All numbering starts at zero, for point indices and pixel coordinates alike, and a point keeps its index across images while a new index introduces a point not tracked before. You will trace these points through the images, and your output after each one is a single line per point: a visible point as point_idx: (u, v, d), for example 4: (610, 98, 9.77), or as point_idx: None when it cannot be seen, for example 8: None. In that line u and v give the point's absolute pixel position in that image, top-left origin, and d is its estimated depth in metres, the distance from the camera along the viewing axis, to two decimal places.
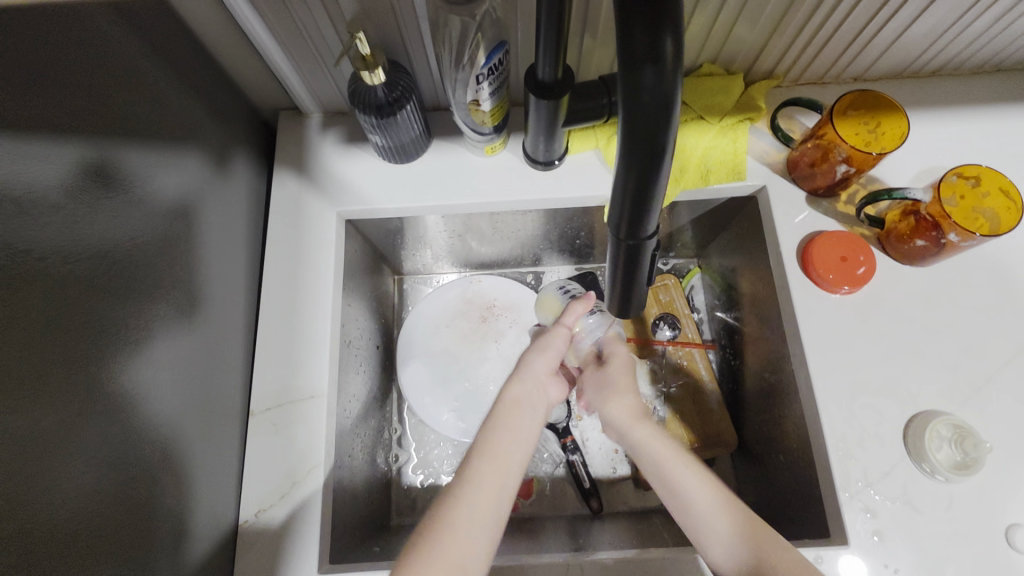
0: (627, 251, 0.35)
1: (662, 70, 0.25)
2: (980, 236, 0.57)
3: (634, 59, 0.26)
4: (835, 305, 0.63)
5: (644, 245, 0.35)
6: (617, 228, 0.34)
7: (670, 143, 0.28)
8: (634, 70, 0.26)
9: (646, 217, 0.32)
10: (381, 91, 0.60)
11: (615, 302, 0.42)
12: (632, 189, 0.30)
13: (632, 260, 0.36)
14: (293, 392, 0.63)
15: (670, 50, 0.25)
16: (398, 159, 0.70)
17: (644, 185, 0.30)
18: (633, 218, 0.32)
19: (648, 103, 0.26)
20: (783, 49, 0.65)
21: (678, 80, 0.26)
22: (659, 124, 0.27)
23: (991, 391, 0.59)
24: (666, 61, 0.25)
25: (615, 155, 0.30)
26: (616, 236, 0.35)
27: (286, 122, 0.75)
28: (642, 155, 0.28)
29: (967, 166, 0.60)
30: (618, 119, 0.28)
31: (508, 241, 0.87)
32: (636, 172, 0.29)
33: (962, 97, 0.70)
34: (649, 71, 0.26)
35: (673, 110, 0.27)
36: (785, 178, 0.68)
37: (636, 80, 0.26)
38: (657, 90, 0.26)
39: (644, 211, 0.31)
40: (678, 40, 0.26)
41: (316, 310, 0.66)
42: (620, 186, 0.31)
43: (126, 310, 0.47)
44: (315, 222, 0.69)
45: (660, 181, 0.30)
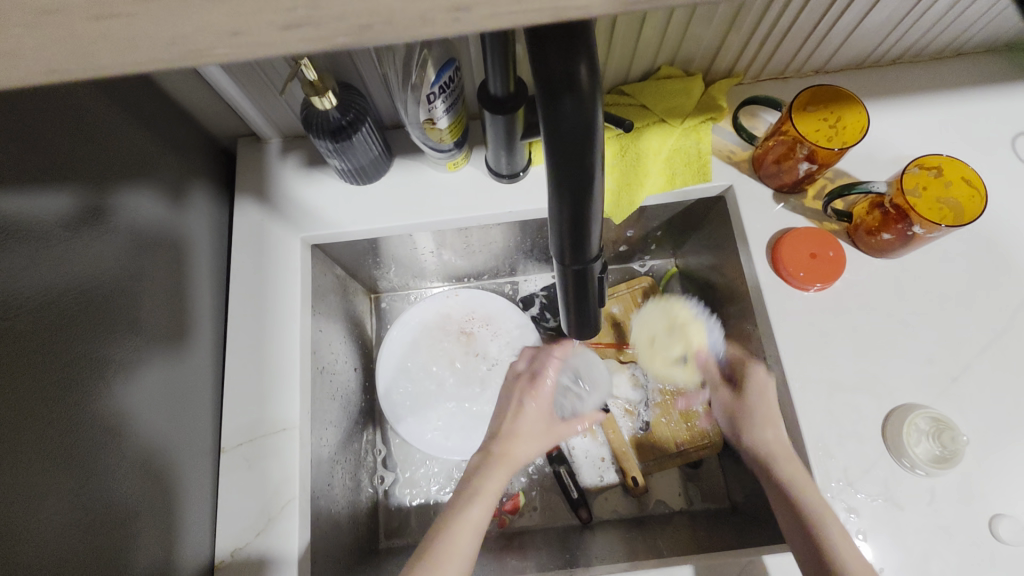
0: (575, 276, 0.34)
1: (580, 98, 0.25)
2: (945, 226, 0.56)
3: (552, 89, 0.25)
4: (808, 302, 0.62)
5: (590, 269, 0.34)
6: (561, 255, 0.33)
7: (598, 167, 0.28)
8: (554, 101, 0.25)
9: (587, 241, 0.31)
10: (335, 114, 0.59)
11: (572, 325, 0.41)
12: (568, 216, 0.29)
13: (581, 284, 0.35)
14: (264, 425, 0.62)
15: (587, 78, 0.24)
16: (360, 181, 0.69)
17: (580, 211, 0.29)
18: (574, 242, 0.31)
19: (571, 131, 0.26)
20: (740, 46, 0.64)
21: (599, 105, 0.25)
22: (585, 150, 0.26)
23: (968, 381, 0.58)
24: (585, 89, 0.24)
25: (548, 184, 0.29)
26: (561, 263, 0.34)
27: (245, 148, 0.73)
28: (573, 185, 0.27)
29: (928, 157, 0.59)
30: (545, 149, 0.27)
31: (482, 253, 0.86)
32: (569, 199, 0.28)
33: (924, 84, 0.70)
34: (568, 101, 0.25)
35: (596, 134, 0.26)
36: (752, 176, 0.68)
37: (556, 110, 0.25)
38: (578, 120, 0.25)
39: (584, 236, 0.31)
40: (594, 65, 0.25)
41: (284, 340, 0.65)
42: (556, 215, 0.30)
43: (87, 352, 0.47)
44: (279, 250, 0.68)
45: (594, 206, 0.29)
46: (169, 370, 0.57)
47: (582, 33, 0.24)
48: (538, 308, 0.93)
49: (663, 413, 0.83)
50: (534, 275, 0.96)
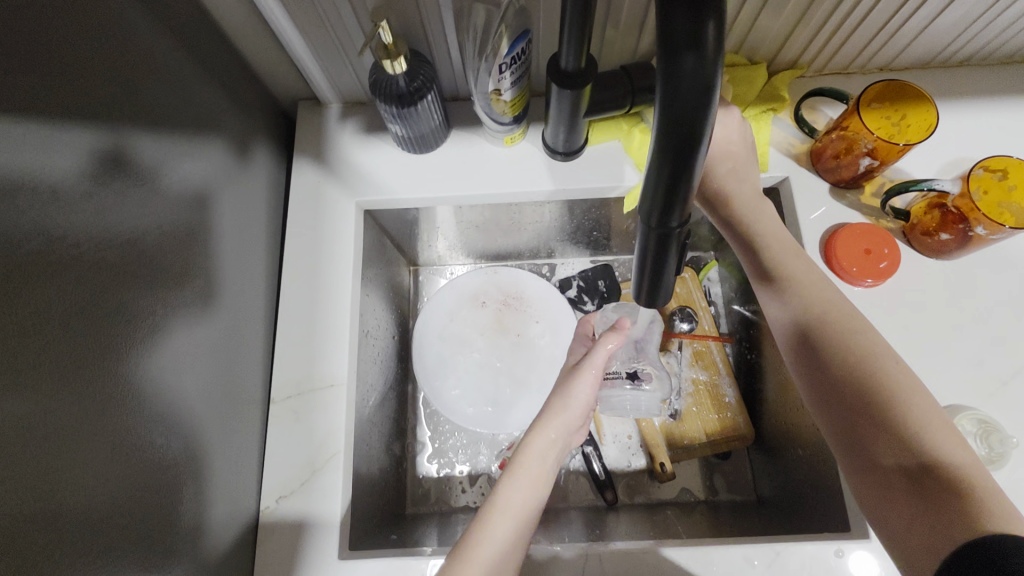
0: (658, 240, 0.35)
1: (703, 55, 0.25)
2: (1009, 228, 0.56)
3: (677, 43, 0.26)
4: (858, 298, 0.62)
5: (675, 235, 0.34)
6: (648, 217, 0.33)
7: (708, 129, 0.28)
8: (676, 56, 0.26)
9: (680, 205, 0.32)
10: (402, 80, 0.60)
11: (642, 293, 0.41)
12: (667, 176, 0.30)
13: (662, 250, 0.36)
14: (313, 381, 0.63)
15: (713, 36, 0.25)
16: (417, 150, 0.70)
17: (680, 174, 0.29)
18: (667, 205, 0.32)
19: (688, 88, 0.26)
20: (808, 38, 0.64)
21: (720, 65, 0.26)
22: (699, 108, 0.27)
23: (1017, 387, 0.58)
24: (710, 47, 0.25)
25: (652, 142, 0.29)
26: (646, 225, 0.34)
27: (304, 111, 0.75)
28: (680, 143, 0.28)
29: (995, 159, 0.58)
30: (655, 105, 0.28)
31: (524, 232, 0.87)
32: (673, 159, 0.29)
33: (992, 88, 0.69)
34: (690, 57, 0.26)
35: (714, 94, 0.26)
36: (809, 170, 0.67)
37: (677, 66, 0.26)
38: (697, 77, 0.26)
39: (679, 199, 0.31)
40: (721, 24, 0.26)
41: (334, 300, 0.66)
42: (652, 175, 0.31)
43: (151, 298, 0.48)
44: (334, 212, 0.69)
45: (696, 168, 0.29)
46: (220, 324, 0.58)
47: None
48: (576, 291, 0.93)
49: (694, 403, 0.83)
50: (572, 259, 0.97)
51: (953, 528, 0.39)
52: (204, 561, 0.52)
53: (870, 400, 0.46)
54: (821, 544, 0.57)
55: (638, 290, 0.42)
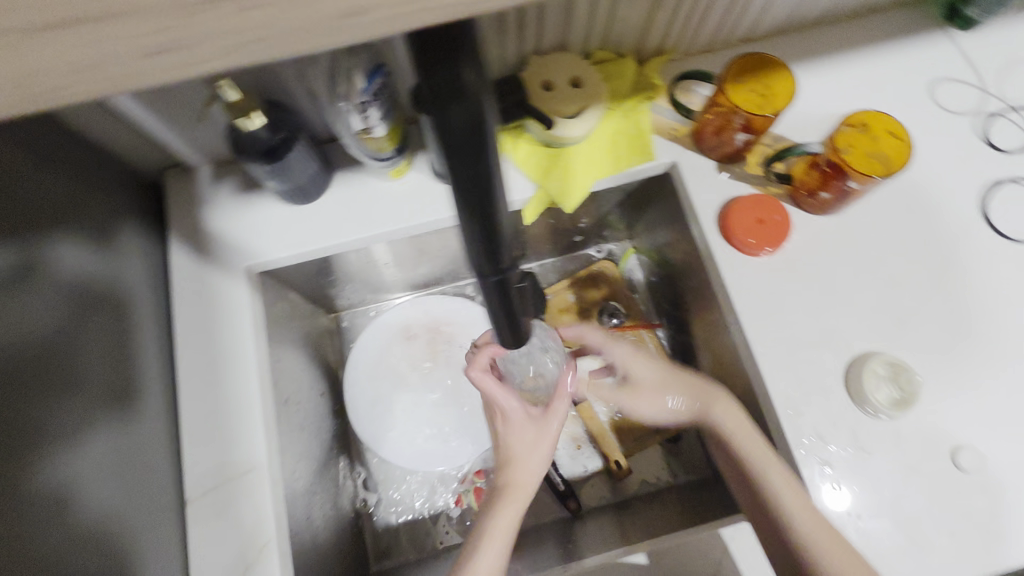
0: (498, 288, 0.33)
1: (468, 103, 0.24)
2: (877, 177, 0.59)
3: (439, 97, 0.24)
4: (762, 267, 0.63)
5: (512, 277, 0.33)
6: (481, 269, 0.32)
7: (498, 171, 0.27)
8: (440, 111, 0.24)
9: (503, 246, 0.31)
10: (265, 135, 0.56)
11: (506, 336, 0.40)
12: (477, 225, 0.28)
13: (506, 294, 0.34)
14: (228, 468, 0.58)
15: (472, 83, 0.24)
16: (301, 200, 0.66)
17: (489, 219, 0.28)
18: (490, 249, 0.30)
19: (465, 138, 0.24)
20: (668, 22, 0.64)
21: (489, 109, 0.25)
22: (481, 153, 0.25)
23: (916, 325, 0.61)
24: (472, 94, 0.24)
25: (455, 202, 0.27)
26: (481, 276, 0.32)
27: (171, 178, 0.69)
28: (478, 194, 0.26)
29: (854, 115, 0.61)
30: (444, 164, 0.26)
31: (439, 258, 0.85)
32: (477, 209, 0.27)
33: (845, 43, 0.72)
34: (455, 108, 0.24)
35: (490, 135, 0.25)
36: (694, 150, 0.68)
37: (444, 118, 0.24)
38: (471, 126, 0.24)
39: (498, 241, 0.30)
40: (477, 69, 0.24)
41: (240, 376, 0.61)
42: (467, 229, 0.29)
43: (38, 412, 0.44)
44: (222, 281, 0.64)
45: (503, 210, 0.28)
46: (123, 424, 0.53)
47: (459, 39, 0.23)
48: None
49: None
50: None
51: None
52: None
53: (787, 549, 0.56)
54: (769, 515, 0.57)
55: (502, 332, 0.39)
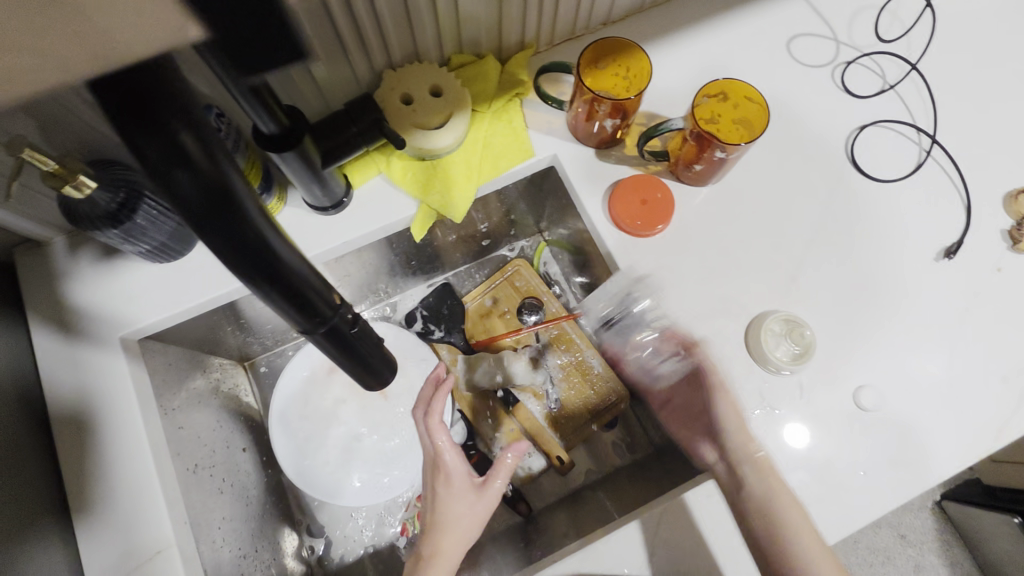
0: (329, 336, 0.33)
1: (194, 166, 0.25)
2: (742, 146, 0.59)
3: (161, 168, 0.25)
4: (654, 246, 0.64)
5: (341, 323, 0.33)
6: (301, 325, 0.32)
7: (264, 224, 0.27)
8: (167, 180, 0.25)
9: (315, 298, 0.31)
10: (102, 199, 0.52)
11: (368, 379, 0.39)
12: (268, 283, 0.28)
13: (341, 339, 0.34)
14: (133, 556, 0.54)
15: (194, 147, 0.25)
16: (172, 257, 0.62)
17: (278, 275, 0.28)
18: (299, 306, 0.30)
19: (202, 202, 0.25)
20: (520, 17, 0.63)
21: (226, 168, 0.26)
22: (229, 207, 0.26)
23: (805, 277, 0.63)
24: (193, 156, 0.25)
25: (231, 269, 0.28)
26: (306, 332, 0.32)
27: (25, 257, 0.63)
28: (243, 249, 0.27)
29: (710, 84, 0.61)
30: (193, 232, 0.27)
31: (345, 287, 0.82)
32: (254, 267, 0.28)
33: (702, 12, 0.73)
34: (181, 172, 0.25)
35: (234, 189, 0.26)
36: (572, 141, 0.68)
37: (174, 185, 0.25)
38: (205, 188, 0.25)
39: (306, 296, 0.30)
40: (199, 132, 0.26)
41: (134, 454, 0.57)
42: (260, 291, 0.29)
43: None
44: (100, 358, 0.60)
45: (290, 259, 0.29)
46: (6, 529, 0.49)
47: (167, 109, 0.24)
48: (421, 322, 0.90)
49: (568, 386, 0.83)
50: (411, 290, 0.93)
51: None
52: None
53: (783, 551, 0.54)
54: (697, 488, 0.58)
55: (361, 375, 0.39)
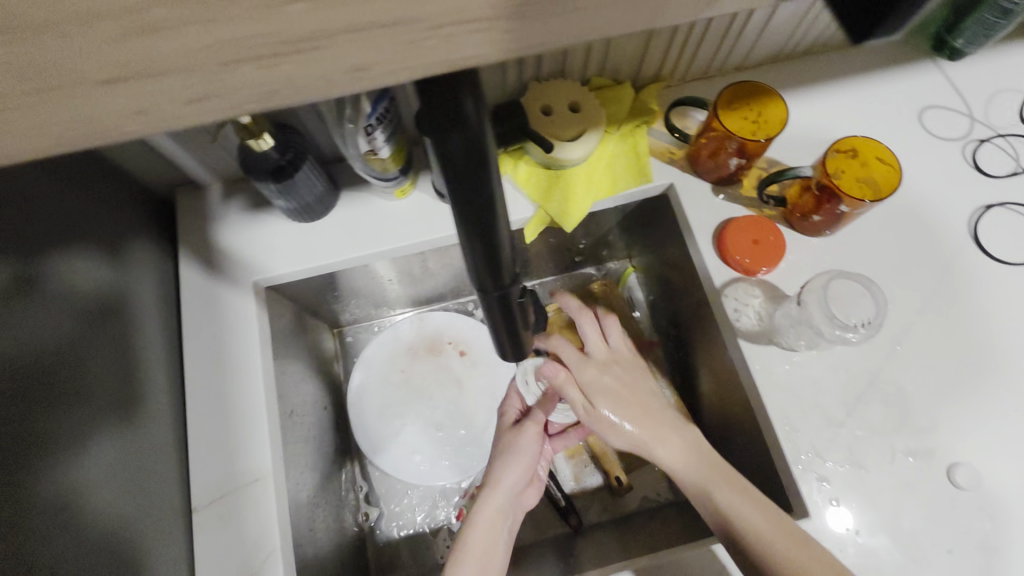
0: (498, 302, 0.35)
1: (468, 130, 0.25)
2: (868, 203, 0.60)
3: (439, 127, 0.25)
4: (757, 286, 0.65)
5: (511, 292, 0.35)
6: (483, 284, 0.33)
7: (498, 194, 0.29)
8: (442, 136, 0.25)
9: (503, 262, 0.32)
10: (274, 154, 0.58)
11: (505, 346, 0.40)
12: (477, 240, 0.30)
13: (506, 308, 0.36)
14: (236, 478, 0.59)
15: (473, 113, 0.25)
16: (309, 218, 0.69)
17: (490, 240, 0.30)
18: (491, 268, 0.32)
19: (463, 163, 0.26)
20: (663, 50, 0.67)
21: (487, 136, 0.27)
22: (483, 178, 0.27)
23: (909, 343, 0.62)
24: (471, 121, 0.25)
25: (455, 222, 0.29)
26: (483, 290, 0.34)
27: (184, 197, 0.71)
28: (479, 214, 0.28)
29: (842, 141, 0.63)
30: (444, 189, 0.28)
31: (441, 276, 0.87)
32: (479, 228, 0.29)
33: (835, 71, 0.74)
34: (456, 136, 0.25)
35: (490, 160, 0.27)
36: (690, 173, 0.70)
37: (447, 146, 0.26)
38: (471, 152, 0.26)
39: (499, 259, 0.32)
40: (478, 97, 0.25)
41: (246, 388, 0.63)
42: (469, 246, 0.31)
43: (42, 425, 0.45)
44: (233, 296, 0.66)
45: (501, 228, 0.30)
46: (138, 430, 0.56)
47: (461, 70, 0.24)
48: None
49: None
50: None
51: None
52: None
53: None
54: (769, 531, 0.58)
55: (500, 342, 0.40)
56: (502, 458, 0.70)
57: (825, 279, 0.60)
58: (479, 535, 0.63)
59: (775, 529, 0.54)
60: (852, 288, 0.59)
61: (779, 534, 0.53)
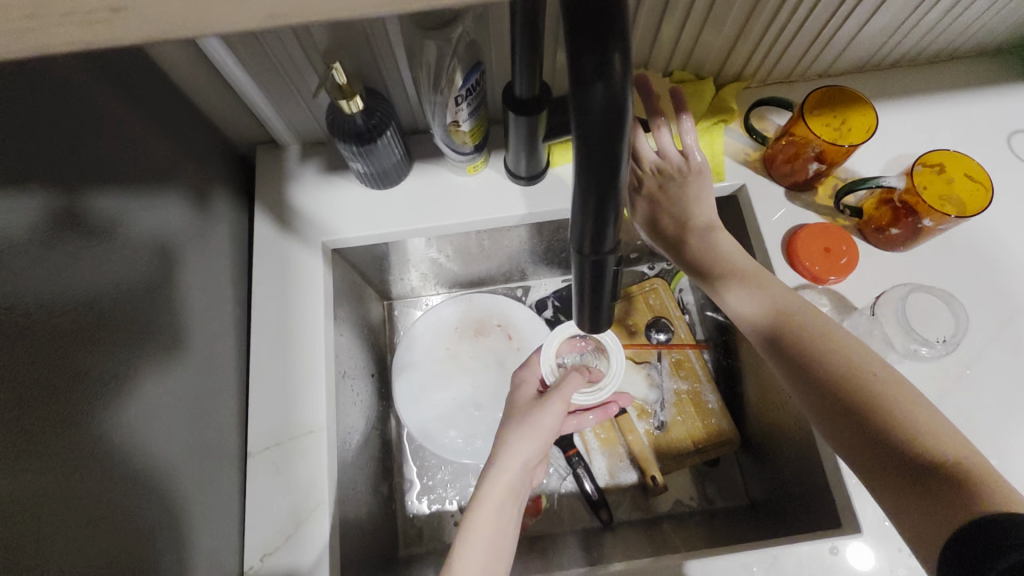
0: (592, 268, 0.35)
1: (611, 85, 0.27)
2: (954, 219, 0.59)
3: (585, 77, 0.27)
4: (824, 295, 0.64)
5: (607, 261, 0.35)
6: (582, 245, 0.34)
7: (622, 156, 0.29)
8: (585, 87, 0.27)
9: (608, 229, 0.32)
10: (360, 118, 0.60)
11: (584, 318, 0.41)
12: (590, 199, 0.30)
13: (598, 276, 0.36)
14: (291, 429, 0.61)
15: (619, 68, 0.27)
16: (382, 185, 0.70)
17: (603, 201, 0.30)
18: (595, 232, 0.32)
19: (599, 117, 0.27)
20: (748, 52, 0.67)
21: (627, 95, 0.28)
22: (614, 135, 0.28)
23: (982, 368, 0.60)
24: (615, 74, 0.26)
25: (574, 175, 0.30)
26: (579, 253, 0.35)
27: (263, 156, 0.74)
28: (600, 170, 0.29)
29: (931, 154, 0.62)
30: (574, 139, 0.29)
31: (496, 258, 0.87)
32: (596, 185, 0.30)
33: (922, 87, 0.73)
34: (599, 87, 0.27)
35: (625, 118, 0.28)
36: (763, 175, 0.70)
37: (587, 97, 0.27)
38: (609, 106, 0.27)
39: (605, 225, 0.32)
40: (626, 54, 0.27)
41: (307, 344, 0.64)
42: (580, 203, 0.31)
43: (113, 361, 0.45)
44: (302, 254, 0.68)
45: (617, 192, 0.31)
46: (203, 373, 0.58)
47: (614, 27, 0.26)
48: (551, 312, 0.94)
49: (679, 412, 0.84)
50: (544, 280, 0.97)
51: (957, 508, 0.39)
52: None
53: (884, 432, 0.44)
54: (817, 543, 0.56)
55: (580, 313, 0.41)
56: (521, 421, 0.65)
57: (904, 292, 0.58)
58: (489, 506, 0.57)
59: (868, 355, 0.48)
60: (928, 303, 0.58)
61: (874, 361, 0.48)
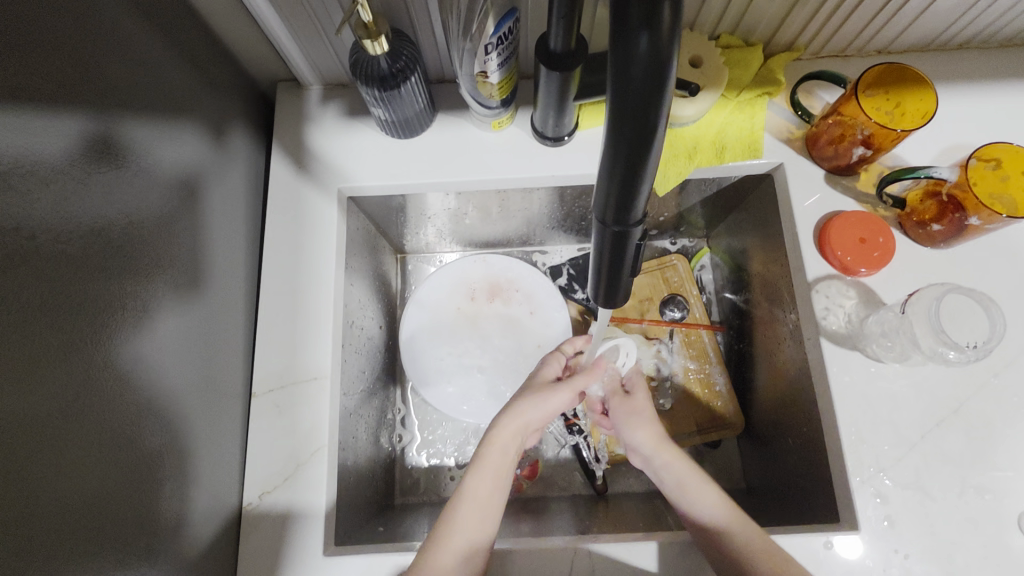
0: (613, 238, 0.33)
1: (656, 37, 0.24)
2: (1005, 218, 0.56)
3: (630, 25, 0.25)
4: (852, 287, 0.61)
5: (630, 233, 0.33)
6: (604, 213, 0.32)
7: (660, 122, 0.27)
8: (630, 37, 0.25)
9: (636, 198, 0.30)
10: (384, 61, 0.57)
11: (600, 291, 0.39)
12: (620, 165, 0.28)
13: (619, 248, 0.34)
14: (295, 372, 0.61)
15: (668, 19, 0.24)
16: (402, 134, 0.68)
17: (633, 168, 0.28)
18: (620, 202, 0.30)
19: (642, 72, 0.25)
20: (805, 20, 0.62)
21: (674, 51, 0.25)
22: (653, 96, 0.26)
23: (1009, 377, 0.58)
24: (661, 24, 0.24)
25: (603, 138, 0.28)
26: (602, 222, 0.33)
27: (284, 94, 0.72)
28: (632, 134, 0.27)
29: (990, 148, 0.58)
30: (610, 97, 0.27)
31: (515, 220, 0.85)
32: (627, 151, 0.27)
33: (990, 71, 0.67)
34: (644, 38, 0.25)
35: (667, 81, 0.25)
36: (805, 155, 0.66)
37: (630, 50, 0.25)
38: (652, 60, 0.25)
39: (632, 195, 0.30)
40: (676, 7, 0.24)
41: (316, 292, 0.64)
42: (608, 167, 0.29)
43: (122, 291, 0.45)
44: (317, 199, 0.67)
45: (650, 161, 0.28)
46: (213, 310, 0.58)
47: None
48: (566, 279, 0.93)
49: (685, 393, 0.82)
50: (561, 246, 0.95)
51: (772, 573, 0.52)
52: (188, 552, 0.51)
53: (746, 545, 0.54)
54: (810, 536, 0.55)
55: (597, 283, 0.39)
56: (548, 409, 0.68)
57: (938, 292, 0.56)
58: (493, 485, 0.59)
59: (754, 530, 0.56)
60: (965, 306, 0.55)
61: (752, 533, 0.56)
